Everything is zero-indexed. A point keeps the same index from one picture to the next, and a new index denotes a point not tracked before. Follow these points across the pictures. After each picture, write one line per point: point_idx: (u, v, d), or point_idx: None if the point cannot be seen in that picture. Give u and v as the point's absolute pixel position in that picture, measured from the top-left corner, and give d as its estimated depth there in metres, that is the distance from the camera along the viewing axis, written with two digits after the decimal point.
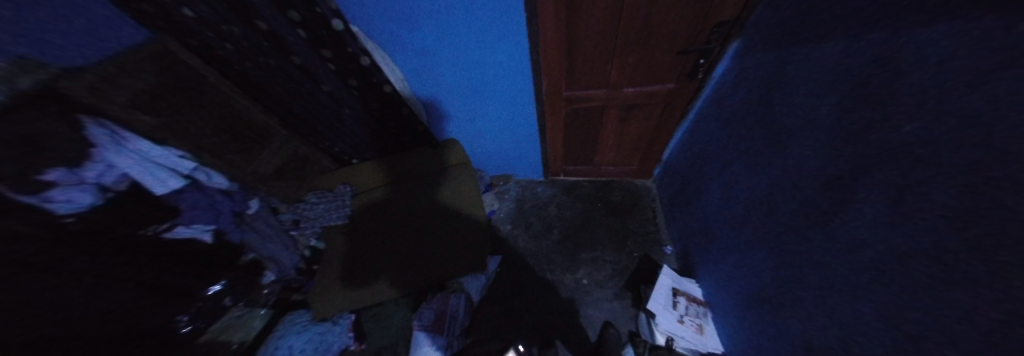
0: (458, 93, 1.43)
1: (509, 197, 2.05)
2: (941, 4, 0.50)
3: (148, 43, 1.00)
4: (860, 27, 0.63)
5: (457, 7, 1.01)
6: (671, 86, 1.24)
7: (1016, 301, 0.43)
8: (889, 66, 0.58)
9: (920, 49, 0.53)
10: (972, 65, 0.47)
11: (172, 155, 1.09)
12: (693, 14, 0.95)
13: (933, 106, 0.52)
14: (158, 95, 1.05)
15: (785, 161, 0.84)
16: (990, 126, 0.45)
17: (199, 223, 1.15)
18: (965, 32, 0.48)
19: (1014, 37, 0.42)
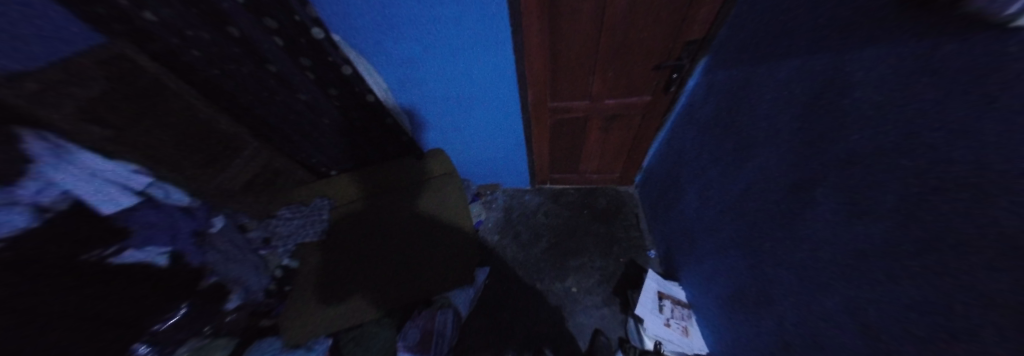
0: (442, 103, 1.42)
1: (496, 207, 2.04)
2: (877, 29, 0.58)
3: (102, 48, 0.92)
4: (812, 45, 0.71)
5: (444, 19, 1.03)
6: (648, 98, 1.31)
7: (964, 290, 0.49)
8: (837, 83, 0.66)
9: (860, 68, 0.61)
10: (909, 81, 0.54)
11: (124, 169, 0.98)
12: (665, 33, 1.03)
13: (876, 118, 0.59)
14: (110, 104, 0.96)
15: (753, 167, 0.91)
16: (924, 134, 0.52)
17: (153, 246, 1.04)
18: (897, 51, 0.55)
19: (940, 54, 0.49)
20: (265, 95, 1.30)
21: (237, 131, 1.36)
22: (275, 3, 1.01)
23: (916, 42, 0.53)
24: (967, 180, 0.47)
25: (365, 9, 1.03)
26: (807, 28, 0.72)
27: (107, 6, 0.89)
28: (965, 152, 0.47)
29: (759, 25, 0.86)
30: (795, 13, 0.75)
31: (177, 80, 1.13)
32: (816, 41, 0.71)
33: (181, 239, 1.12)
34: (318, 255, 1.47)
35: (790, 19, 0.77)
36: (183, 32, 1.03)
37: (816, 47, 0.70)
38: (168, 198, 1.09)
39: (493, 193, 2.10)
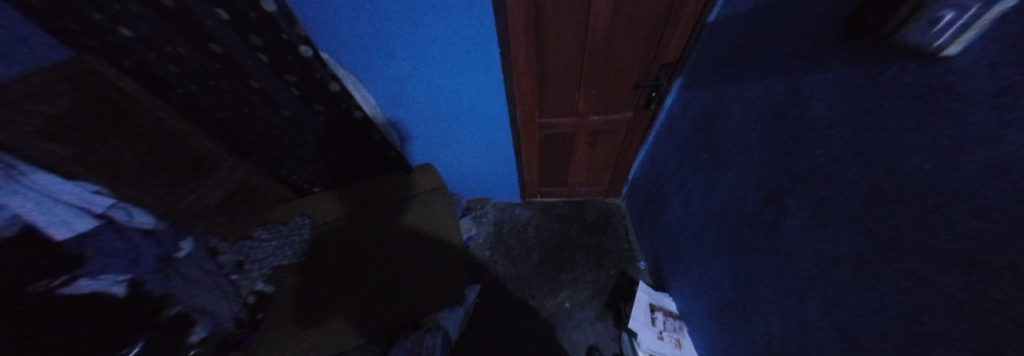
0: (432, 119, 1.43)
1: (486, 221, 2.03)
2: (811, 57, 0.66)
3: (69, 63, 0.88)
4: (770, 69, 0.77)
5: (434, 39, 1.07)
6: (630, 115, 1.37)
7: (917, 294, 0.52)
8: (795, 104, 0.71)
9: (806, 88, 0.68)
10: (848, 100, 0.59)
11: (84, 191, 0.92)
12: (643, 55, 1.09)
13: (826, 133, 0.64)
14: (71, 120, 0.88)
15: (729, 179, 0.96)
16: (867, 148, 0.57)
17: (110, 273, 0.95)
18: (832, 75, 0.62)
19: (863, 79, 0.56)
20: (246, 111, 1.28)
21: (209, 148, 1.28)
22: (262, 21, 1.01)
23: (860, 68, 0.57)
24: (912, 189, 0.51)
25: (356, 28, 1.05)
26: (765, 53, 0.78)
27: (79, 22, 0.86)
28: (911, 165, 0.50)
29: (723, 49, 0.93)
30: (752, 41, 0.82)
31: (151, 96, 1.09)
32: (772, 65, 0.75)
33: (140, 266, 1.03)
34: (295, 279, 1.37)
35: (748, 45, 0.83)
36: (171, 47, 1.02)
37: (774, 71, 0.76)
38: (130, 221, 1.04)
39: (483, 207, 2.09)
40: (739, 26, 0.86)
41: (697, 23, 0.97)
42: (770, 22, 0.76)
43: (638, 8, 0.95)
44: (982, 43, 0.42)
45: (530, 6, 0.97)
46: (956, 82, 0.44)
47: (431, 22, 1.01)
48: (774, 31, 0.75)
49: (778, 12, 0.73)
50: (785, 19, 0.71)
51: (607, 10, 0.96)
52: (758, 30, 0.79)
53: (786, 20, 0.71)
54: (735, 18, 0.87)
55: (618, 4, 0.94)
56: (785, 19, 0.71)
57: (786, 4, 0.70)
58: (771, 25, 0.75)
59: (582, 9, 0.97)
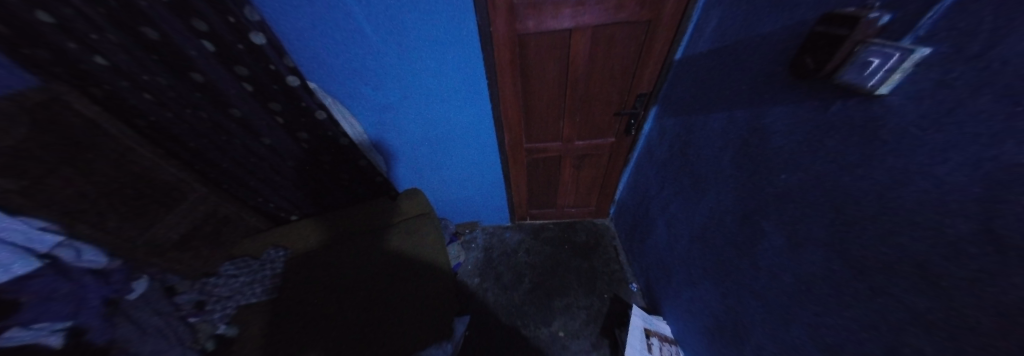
0: (420, 145, 1.44)
1: (475, 247, 1.96)
2: (761, 93, 0.74)
3: (34, 91, 0.84)
4: (733, 101, 0.83)
5: (424, 70, 1.12)
6: (613, 140, 1.42)
7: (886, 312, 0.54)
8: (754, 134, 0.78)
9: (760, 118, 0.75)
10: (798, 130, 0.66)
11: (26, 228, 0.86)
12: (620, 86, 1.17)
13: (787, 160, 0.70)
14: (29, 156, 0.85)
15: (708, 201, 0.99)
16: (825, 174, 0.62)
17: (46, 322, 0.83)
18: (782, 108, 0.69)
19: (807, 112, 0.63)
20: (225, 139, 1.24)
21: (180, 176, 1.23)
22: (249, 53, 1.01)
23: (811, 103, 0.62)
24: (872, 213, 0.54)
25: (348, 59, 1.08)
26: (726, 88, 0.85)
27: (50, 50, 0.84)
28: (869, 189, 0.54)
29: (689, 82, 1.01)
30: (712, 76, 0.91)
31: (118, 124, 1.03)
32: (735, 99, 0.82)
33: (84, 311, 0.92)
34: (265, 320, 1.24)
35: (709, 79, 0.92)
36: (159, 80, 1.02)
37: (737, 103, 0.82)
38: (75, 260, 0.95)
39: (472, 231, 2.04)
40: (700, 63, 0.95)
41: (666, 60, 1.06)
42: (726, 60, 0.84)
43: (614, 45, 1.03)
44: (909, 83, 0.47)
45: (516, 43, 1.05)
46: (889, 115, 0.50)
47: (422, 54, 1.07)
48: (732, 68, 0.83)
49: (733, 52, 0.82)
50: (741, 59, 0.79)
51: (586, 47, 1.04)
52: (719, 67, 0.87)
53: (741, 59, 0.79)
54: (696, 56, 0.97)
55: (594, 42, 1.03)
56: (740, 58, 0.79)
57: (739, 46, 0.80)
58: (729, 63, 0.83)
59: (563, 45, 1.05)
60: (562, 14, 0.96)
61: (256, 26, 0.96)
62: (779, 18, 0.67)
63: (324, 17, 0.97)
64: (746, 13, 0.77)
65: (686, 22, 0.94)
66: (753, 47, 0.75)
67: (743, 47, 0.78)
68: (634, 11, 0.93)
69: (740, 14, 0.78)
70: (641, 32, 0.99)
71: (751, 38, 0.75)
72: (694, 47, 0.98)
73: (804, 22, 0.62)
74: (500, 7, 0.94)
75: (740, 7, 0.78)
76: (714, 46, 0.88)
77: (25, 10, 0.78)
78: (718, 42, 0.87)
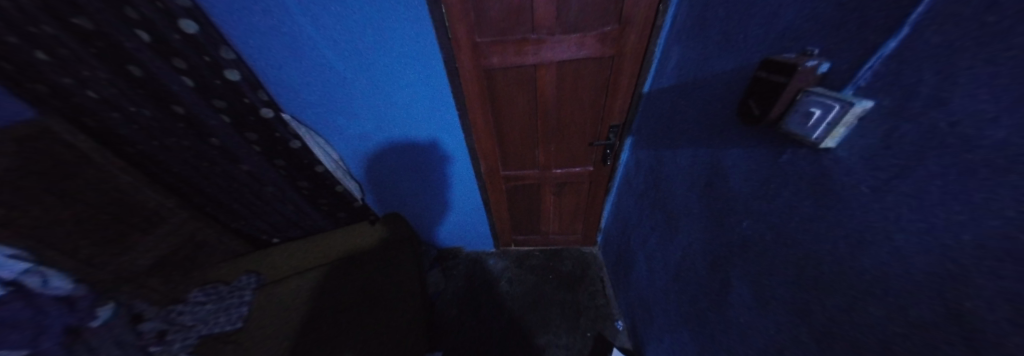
0: (397, 172, 1.43)
1: (457, 274, 1.90)
2: (718, 135, 0.70)
3: (31, 122, 0.90)
4: (697, 138, 0.78)
5: (395, 104, 1.14)
6: (592, 169, 1.37)
7: None
8: (717, 176, 0.72)
9: (721, 160, 0.70)
10: (753, 177, 0.61)
11: None
12: (592, 118, 1.15)
13: (748, 208, 0.64)
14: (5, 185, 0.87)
15: (681, 241, 0.92)
16: (784, 227, 0.56)
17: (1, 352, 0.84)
18: (739, 152, 0.64)
19: (760, 159, 0.59)
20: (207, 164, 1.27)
21: (158, 201, 1.23)
22: (226, 87, 1.05)
23: (766, 148, 0.57)
24: (835, 279, 0.48)
25: (321, 92, 1.11)
26: (689, 125, 0.81)
27: (47, 85, 0.89)
28: (827, 251, 0.48)
29: (657, 115, 0.99)
30: (676, 111, 0.87)
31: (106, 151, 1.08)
32: (696, 136, 0.78)
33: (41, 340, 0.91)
34: (228, 351, 1.18)
35: (673, 114, 0.89)
36: (143, 112, 1.06)
37: (699, 141, 0.77)
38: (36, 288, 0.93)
39: (455, 258, 1.98)
40: (665, 97, 0.93)
41: (634, 93, 1.06)
42: (686, 96, 0.82)
43: (580, 79, 1.04)
44: (856, 137, 0.42)
45: (483, 77, 1.06)
46: (842, 168, 0.44)
47: (393, 86, 1.09)
48: (692, 104, 0.79)
49: (693, 88, 0.79)
50: (698, 97, 0.76)
51: (552, 82, 1.05)
52: (680, 103, 0.85)
53: (699, 97, 0.76)
54: (661, 91, 0.95)
55: (561, 76, 1.03)
56: (698, 95, 0.76)
57: (697, 83, 0.77)
58: (689, 100, 0.80)
59: (530, 79, 1.06)
60: (525, 51, 0.97)
61: (230, 64, 1.01)
62: (733, 58, 0.64)
63: (295, 55, 1.00)
64: (699, 52, 0.76)
65: (650, 58, 0.96)
66: (709, 85, 0.72)
67: (700, 84, 0.75)
68: (596, 48, 0.95)
69: (696, 51, 0.77)
70: (606, 66, 1.00)
71: (708, 76, 0.73)
72: (659, 81, 0.96)
73: (753, 64, 0.59)
74: (463, 44, 0.97)
75: (696, 45, 0.77)
76: (676, 82, 0.86)
77: (24, 50, 0.82)
78: (678, 79, 0.85)
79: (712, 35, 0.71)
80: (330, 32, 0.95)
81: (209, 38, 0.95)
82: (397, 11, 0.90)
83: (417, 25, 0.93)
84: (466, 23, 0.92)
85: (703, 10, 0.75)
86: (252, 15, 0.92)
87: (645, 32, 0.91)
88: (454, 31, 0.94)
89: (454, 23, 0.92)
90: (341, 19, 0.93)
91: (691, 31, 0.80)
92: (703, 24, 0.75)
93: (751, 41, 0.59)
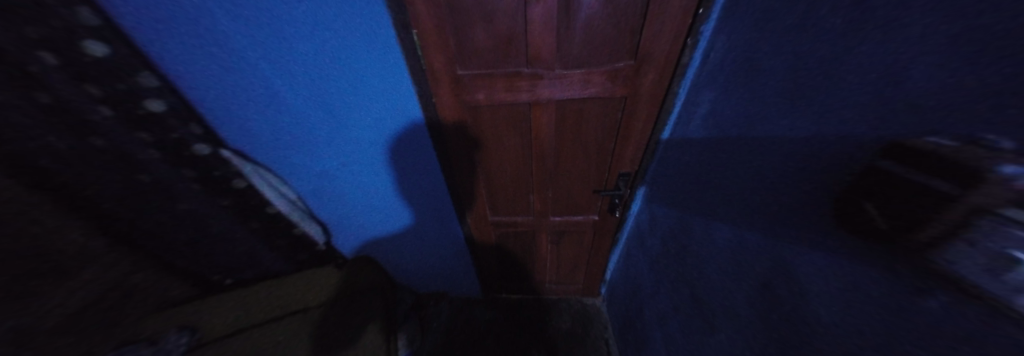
0: (365, 213, 1.24)
1: (437, 326, 1.65)
2: (783, 223, 0.50)
3: None
4: (748, 217, 0.58)
5: (361, 141, 0.96)
6: (596, 218, 1.17)
7: None
8: (782, 278, 0.51)
9: (797, 262, 0.48)
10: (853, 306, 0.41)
11: None
12: (598, 162, 0.96)
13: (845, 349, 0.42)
14: None
15: (718, 343, 0.69)
16: None
17: None
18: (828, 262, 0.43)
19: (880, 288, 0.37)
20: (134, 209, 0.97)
21: (81, 243, 0.90)
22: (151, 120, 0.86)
23: (888, 275, 0.36)
24: None
25: (270, 126, 0.93)
26: (734, 197, 0.62)
27: None
28: None
29: (685, 170, 0.80)
30: (717, 170, 0.68)
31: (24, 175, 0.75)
32: (749, 215, 0.58)
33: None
34: None
35: (714, 175, 0.69)
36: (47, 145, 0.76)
37: (750, 222, 0.57)
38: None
39: (437, 304, 1.74)
40: (700, 150, 0.74)
41: (649, 140, 0.89)
42: (738, 157, 0.61)
43: (584, 122, 0.86)
44: None
45: (467, 114, 0.88)
46: None
47: (356, 121, 0.91)
48: (748, 171, 0.58)
49: (747, 147, 0.59)
50: (748, 163, 0.58)
51: (550, 123, 0.87)
52: (727, 161, 0.64)
53: (759, 163, 0.55)
54: (694, 141, 0.76)
55: (561, 118, 0.86)
56: (757, 160, 0.56)
57: (753, 144, 0.57)
58: (742, 164, 0.60)
59: (524, 119, 0.88)
60: (518, 87, 0.81)
61: (154, 93, 0.83)
62: (808, 122, 0.45)
63: (238, 83, 0.83)
64: (752, 102, 0.58)
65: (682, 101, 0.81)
66: (773, 150, 0.52)
67: (759, 147, 0.55)
68: (607, 87, 0.78)
69: (748, 102, 0.59)
70: (617, 109, 0.83)
71: (769, 138, 0.53)
72: (690, 129, 0.78)
73: (855, 141, 0.38)
74: (442, 78, 0.80)
75: (749, 93, 0.59)
76: (716, 135, 0.68)
77: None
78: (717, 131, 0.68)
79: (775, 84, 0.53)
80: (276, 58, 0.79)
81: (127, 63, 0.78)
82: (358, 37, 0.74)
83: (383, 54, 0.76)
84: (445, 53, 0.75)
85: (759, 53, 0.57)
86: (184, 35, 0.75)
87: (666, 72, 0.75)
88: (429, 62, 0.77)
89: (429, 52, 0.75)
90: (291, 45, 0.76)
91: (739, 76, 0.62)
92: (758, 70, 0.57)
93: (843, 107, 0.40)
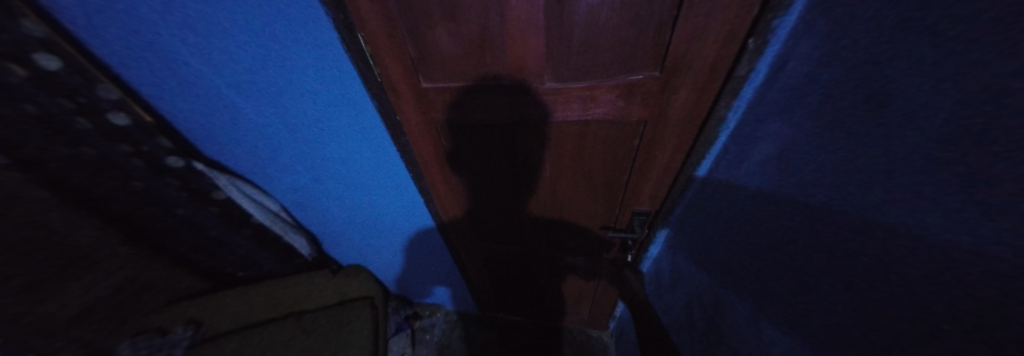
0: (349, 226, 1.19)
1: (428, 339, 1.61)
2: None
3: None
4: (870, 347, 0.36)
5: (330, 158, 0.87)
6: (604, 256, 1.00)
7: None
8: None
9: None
10: None
11: None
12: (604, 199, 0.80)
13: None
14: None
15: None
16: None
17: None
18: None
19: None
20: (137, 216, 0.98)
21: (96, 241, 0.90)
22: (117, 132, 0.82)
23: None
24: None
25: (238, 138, 0.86)
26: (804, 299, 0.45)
27: None
28: None
29: (726, 227, 0.62)
30: (816, 253, 0.43)
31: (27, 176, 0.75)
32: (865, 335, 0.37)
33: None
34: None
35: (801, 252, 0.46)
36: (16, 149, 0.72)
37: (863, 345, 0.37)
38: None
39: (431, 316, 1.71)
40: (772, 207, 0.51)
41: (678, 174, 0.71)
42: (863, 245, 0.37)
43: (587, 150, 0.69)
44: None
45: (440, 135, 0.73)
46: None
47: (320, 138, 0.81)
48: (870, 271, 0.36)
49: (882, 237, 0.34)
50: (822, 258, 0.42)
51: (542, 147, 0.70)
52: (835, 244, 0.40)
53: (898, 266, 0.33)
54: (769, 197, 0.51)
55: (559, 141, 0.68)
56: (895, 262, 0.33)
57: (883, 231, 0.34)
58: (870, 260, 0.36)
59: (509, 144, 0.71)
60: (499, 105, 0.63)
61: (114, 105, 0.78)
62: None
63: (197, 95, 0.76)
64: (896, 162, 0.32)
65: (743, 129, 0.56)
66: (951, 259, 0.28)
67: (907, 246, 0.32)
68: (617, 106, 0.60)
69: (869, 157, 0.35)
70: (633, 134, 0.65)
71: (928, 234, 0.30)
72: (758, 178, 0.53)
73: None
74: (404, 91, 0.65)
75: (882, 143, 0.34)
76: (809, 197, 0.43)
77: None
78: (810, 194, 0.43)
79: (921, 129, 0.30)
80: (222, 66, 0.68)
81: (83, 77, 0.71)
82: (297, 46, 0.61)
83: (332, 66, 0.63)
84: (401, 62, 0.60)
85: (896, 69, 0.32)
86: (126, 45, 0.68)
87: (710, 87, 0.55)
88: (384, 71, 0.62)
89: (381, 59, 0.59)
90: (235, 54, 0.65)
91: (851, 111, 0.37)
92: (887, 102, 0.33)
93: None
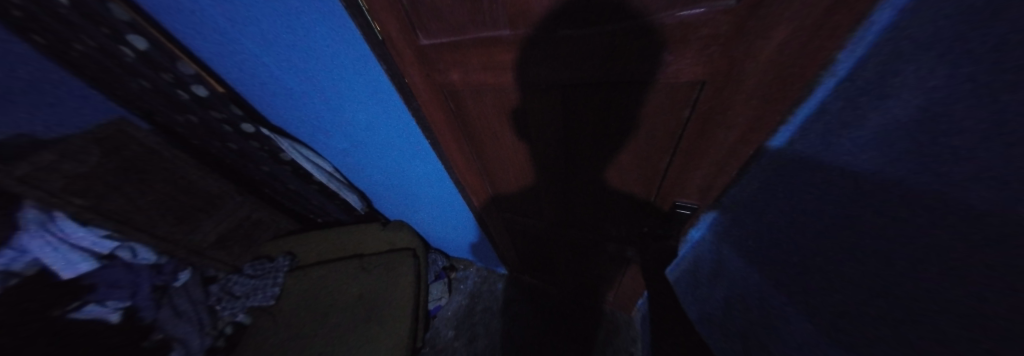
0: (387, 185, 1.35)
1: (462, 289, 1.82)
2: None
3: (110, 122, 1.03)
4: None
5: (361, 125, 0.98)
6: (638, 237, 0.96)
7: None
8: None
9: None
10: None
11: (95, 235, 1.07)
12: (642, 176, 0.76)
13: None
14: (95, 179, 1.03)
15: None
16: None
17: (113, 300, 1.08)
18: None
19: None
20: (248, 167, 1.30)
21: (218, 188, 1.31)
22: (196, 100, 0.98)
23: None
24: None
25: (291, 107, 0.99)
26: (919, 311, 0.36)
27: (105, 91, 0.99)
28: None
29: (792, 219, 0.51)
30: (923, 274, 0.35)
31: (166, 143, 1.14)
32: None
33: (88, 333, 1.03)
34: (264, 322, 1.33)
35: (898, 266, 0.37)
36: (152, 117, 1.10)
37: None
38: (93, 273, 1.06)
39: (467, 269, 1.92)
40: (861, 196, 0.39)
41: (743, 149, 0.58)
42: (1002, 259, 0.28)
43: (612, 115, 0.64)
44: None
45: (444, 95, 0.77)
46: None
47: (349, 106, 0.90)
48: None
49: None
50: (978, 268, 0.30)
51: (549, 111, 0.69)
52: (964, 268, 0.31)
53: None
54: (862, 186, 0.39)
55: (566, 104, 0.66)
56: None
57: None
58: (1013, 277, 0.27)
59: (509, 106, 0.73)
60: (497, 62, 0.62)
61: (194, 79, 0.91)
62: None
63: (247, 68, 0.86)
64: None
65: (856, 84, 0.39)
66: None
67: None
68: (659, 59, 0.51)
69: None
70: (684, 100, 0.56)
71: None
72: (869, 155, 0.38)
73: None
74: (405, 51, 0.68)
75: None
76: (940, 187, 0.32)
77: (60, 55, 0.87)
78: (946, 186, 0.31)
79: None
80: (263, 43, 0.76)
81: (164, 53, 0.83)
82: (325, 10, 0.64)
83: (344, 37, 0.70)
84: (398, 18, 0.62)
85: None
86: (188, 27, 0.78)
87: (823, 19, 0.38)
88: (385, 30, 0.65)
89: (379, 17, 0.62)
90: (269, 30, 0.72)
91: None
92: None
93: None
